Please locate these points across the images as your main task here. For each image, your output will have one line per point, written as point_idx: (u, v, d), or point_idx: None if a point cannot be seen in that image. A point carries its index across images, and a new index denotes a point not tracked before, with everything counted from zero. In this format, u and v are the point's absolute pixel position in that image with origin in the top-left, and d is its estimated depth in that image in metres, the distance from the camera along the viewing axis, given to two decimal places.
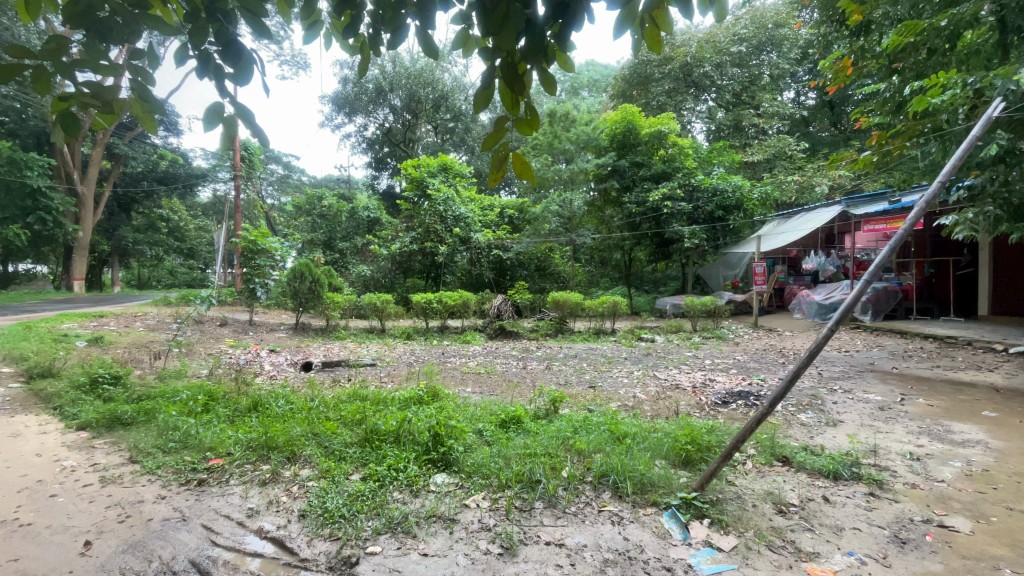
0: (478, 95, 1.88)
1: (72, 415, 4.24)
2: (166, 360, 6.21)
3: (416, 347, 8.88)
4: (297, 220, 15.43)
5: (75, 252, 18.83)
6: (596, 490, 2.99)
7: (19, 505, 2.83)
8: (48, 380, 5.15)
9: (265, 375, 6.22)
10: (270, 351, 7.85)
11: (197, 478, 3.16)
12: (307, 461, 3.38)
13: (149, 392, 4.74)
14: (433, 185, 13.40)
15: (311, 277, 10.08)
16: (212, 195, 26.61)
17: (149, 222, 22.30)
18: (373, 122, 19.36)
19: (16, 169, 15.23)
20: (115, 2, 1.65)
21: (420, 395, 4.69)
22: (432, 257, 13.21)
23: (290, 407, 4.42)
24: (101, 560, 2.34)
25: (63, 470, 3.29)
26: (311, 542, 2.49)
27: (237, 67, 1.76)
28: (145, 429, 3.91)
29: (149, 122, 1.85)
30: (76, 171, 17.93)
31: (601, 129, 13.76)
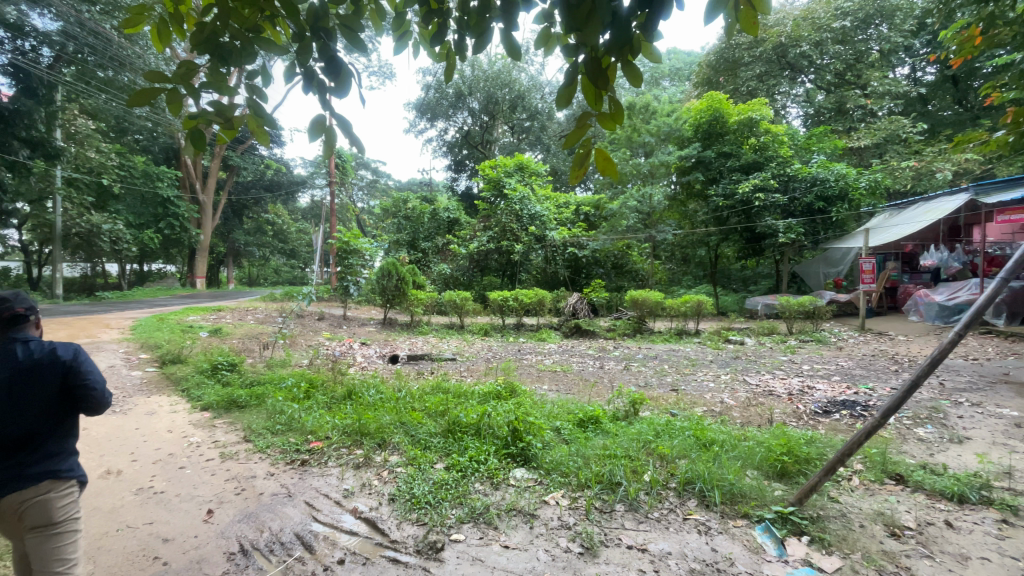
0: (560, 93, 1.86)
1: (197, 396, 4.84)
2: (272, 350, 6.87)
3: (494, 344, 9.07)
4: (384, 223, 16.36)
5: (199, 254, 21.39)
6: (681, 496, 2.88)
7: (154, 475, 3.28)
8: (178, 365, 5.92)
9: (358, 366, 6.68)
10: (362, 344, 8.41)
11: (300, 459, 3.48)
12: (396, 447, 3.59)
13: (259, 378, 5.29)
14: (510, 185, 13.59)
15: (398, 275, 10.63)
16: (310, 200, 29.03)
17: (258, 226, 24.80)
18: (452, 126, 20.05)
19: (150, 181, 17.76)
20: (233, 28, 1.84)
21: (498, 390, 4.79)
22: (509, 255, 13.40)
23: (379, 396, 4.72)
24: (220, 527, 2.64)
25: (190, 446, 3.76)
26: (400, 524, 2.64)
27: (337, 80, 1.88)
28: (257, 412, 4.37)
29: (262, 135, 2.04)
30: (198, 181, 20.37)
31: (684, 120, 13.11)
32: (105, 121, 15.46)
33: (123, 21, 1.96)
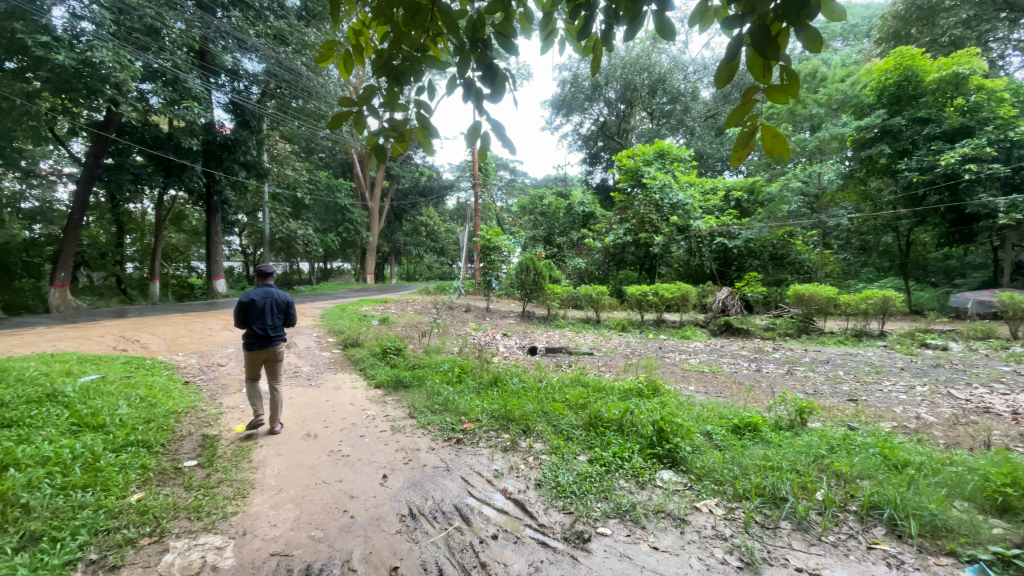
0: (717, 73, 1.67)
1: (371, 375, 5.59)
2: (429, 338, 7.61)
3: (633, 339, 8.84)
4: (521, 219, 16.85)
5: (367, 253, 24.49)
6: (865, 523, 2.48)
7: (342, 440, 3.87)
8: (356, 348, 6.92)
9: (502, 355, 7.06)
10: (504, 335, 8.86)
11: (455, 437, 3.81)
12: (540, 435, 3.72)
13: (420, 362, 5.92)
14: (649, 174, 13.04)
15: (535, 269, 10.82)
16: (455, 202, 31.42)
17: (413, 227, 27.58)
18: (588, 119, 19.98)
19: (330, 192, 20.86)
20: (405, 51, 2.06)
21: (640, 388, 4.65)
22: (648, 248, 12.92)
23: (523, 384, 4.95)
24: (393, 491, 3.02)
25: (367, 418, 4.36)
26: (548, 510, 2.74)
27: (494, 86, 1.97)
28: (419, 392, 4.90)
29: (428, 145, 2.23)
30: (366, 190, 23.38)
31: (862, 84, 11.13)
32: (297, 144, 18.56)
33: (319, 57, 2.27)
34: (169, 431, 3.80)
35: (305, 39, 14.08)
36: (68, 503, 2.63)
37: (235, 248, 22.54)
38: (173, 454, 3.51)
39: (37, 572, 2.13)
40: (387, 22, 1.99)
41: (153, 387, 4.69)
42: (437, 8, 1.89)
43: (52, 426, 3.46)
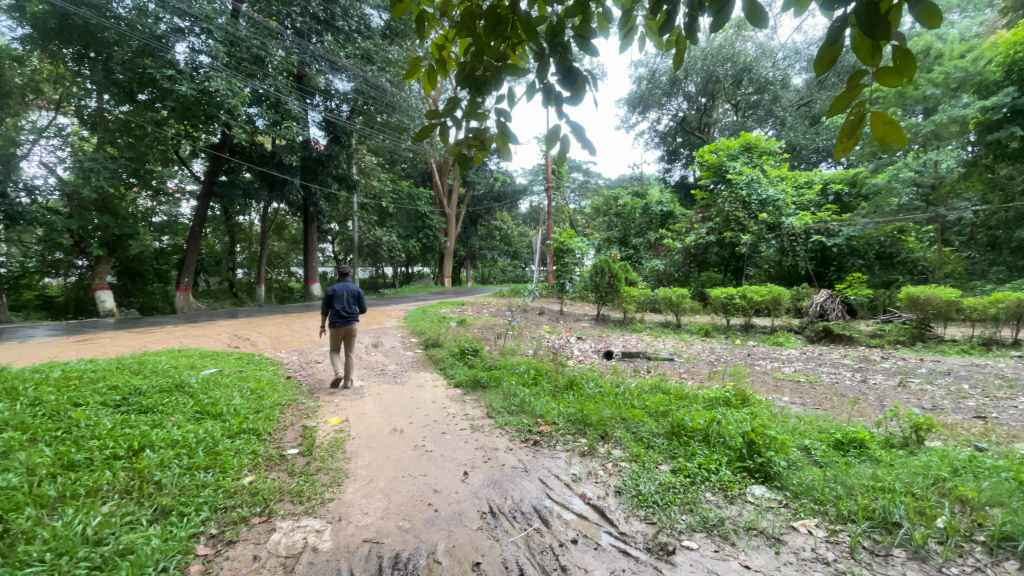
0: (816, 59, 1.51)
1: (451, 375, 5.80)
2: (504, 340, 7.74)
3: (717, 345, 8.39)
4: (596, 221, 16.63)
5: (445, 257, 25.37)
6: (994, 555, 2.14)
7: (425, 436, 4.05)
8: (436, 348, 7.20)
9: (577, 359, 7.01)
10: (579, 338, 8.77)
11: (532, 438, 3.84)
12: (618, 442, 3.64)
13: (496, 363, 6.03)
14: (734, 169, 12.37)
15: (610, 272, 10.61)
16: (529, 205, 31.70)
17: (488, 231, 28.17)
18: (666, 115, 19.33)
19: (411, 200, 21.90)
20: (486, 61, 2.11)
21: (727, 397, 4.39)
22: (733, 248, 12.20)
23: (600, 388, 4.87)
24: (474, 488, 3.10)
25: (449, 415, 4.53)
26: (628, 518, 2.68)
27: (574, 89, 1.97)
28: (496, 392, 5.00)
29: (508, 151, 2.25)
30: (444, 197, 24.28)
31: (990, 58, 9.73)
32: (382, 156, 19.72)
33: (405, 74, 2.40)
34: (274, 421, 4.20)
35: (389, 57, 14.91)
36: (192, 482, 2.99)
37: (328, 254, 24.41)
38: (278, 442, 3.86)
39: (168, 542, 2.44)
40: (469, 35, 2.05)
41: (261, 380, 5.23)
42: (518, 15, 1.91)
43: (181, 412, 3.95)
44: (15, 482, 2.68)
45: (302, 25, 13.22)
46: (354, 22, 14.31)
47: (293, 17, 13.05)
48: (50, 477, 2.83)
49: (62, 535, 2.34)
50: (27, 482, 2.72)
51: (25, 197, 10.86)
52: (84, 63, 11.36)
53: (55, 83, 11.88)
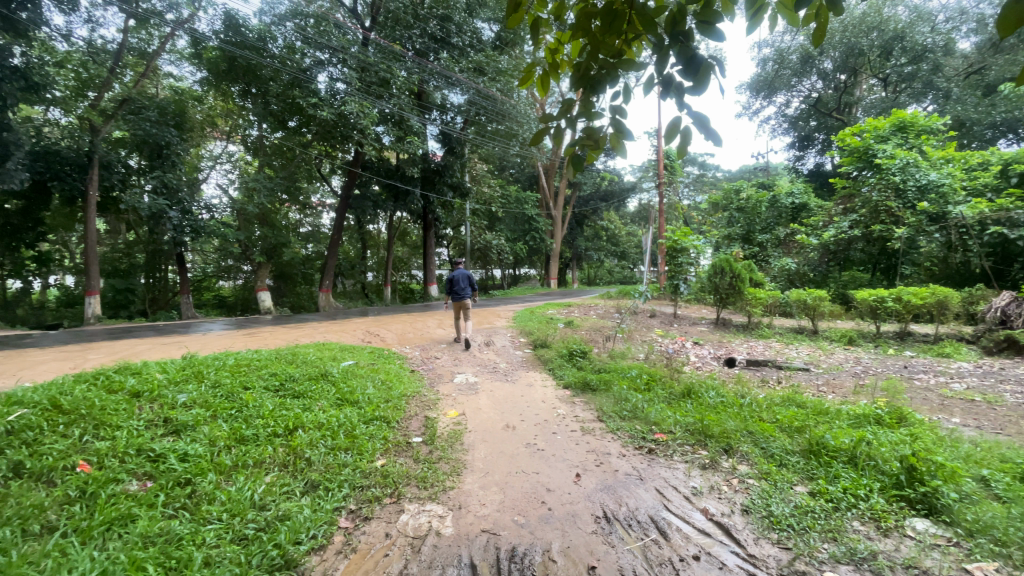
0: (996, 20, 1.23)
1: (560, 376, 5.82)
2: (614, 343, 7.58)
3: (863, 355, 7.33)
4: (715, 217, 15.58)
5: (551, 258, 25.51)
6: None
7: (535, 434, 4.11)
8: (544, 348, 7.28)
9: (693, 365, 6.61)
10: (695, 343, 8.25)
11: (647, 446, 3.71)
12: (745, 457, 3.36)
13: (606, 366, 5.93)
14: (884, 153, 10.79)
15: (732, 272, 9.79)
16: (639, 204, 30.70)
17: (595, 232, 27.81)
18: (797, 97, 17.43)
19: (519, 204, 22.41)
20: (600, 59, 2.09)
21: (879, 415, 3.82)
22: (883, 243, 10.55)
23: (722, 399, 4.53)
24: (586, 491, 3.08)
25: (559, 416, 4.55)
26: (757, 540, 2.46)
27: (697, 78, 1.84)
28: (606, 396, 4.92)
29: (622, 149, 2.17)
30: (552, 199, 24.48)
31: None
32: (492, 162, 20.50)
33: (519, 81, 2.46)
34: (401, 410, 4.57)
35: (499, 66, 15.39)
36: (334, 461, 3.38)
37: (443, 258, 25.96)
38: (405, 430, 4.20)
39: (317, 512, 2.79)
40: (584, 35, 2.05)
41: (389, 373, 5.74)
42: (635, 7, 1.85)
43: (325, 398, 4.48)
44: (201, 452, 3.26)
45: (421, 45, 14.40)
46: (468, 37, 15.05)
47: (412, 38, 14.31)
48: (226, 449, 3.38)
49: (236, 498, 2.80)
50: (210, 452, 3.29)
51: (207, 214, 13.25)
52: (247, 98, 13.38)
53: (227, 118, 14.24)
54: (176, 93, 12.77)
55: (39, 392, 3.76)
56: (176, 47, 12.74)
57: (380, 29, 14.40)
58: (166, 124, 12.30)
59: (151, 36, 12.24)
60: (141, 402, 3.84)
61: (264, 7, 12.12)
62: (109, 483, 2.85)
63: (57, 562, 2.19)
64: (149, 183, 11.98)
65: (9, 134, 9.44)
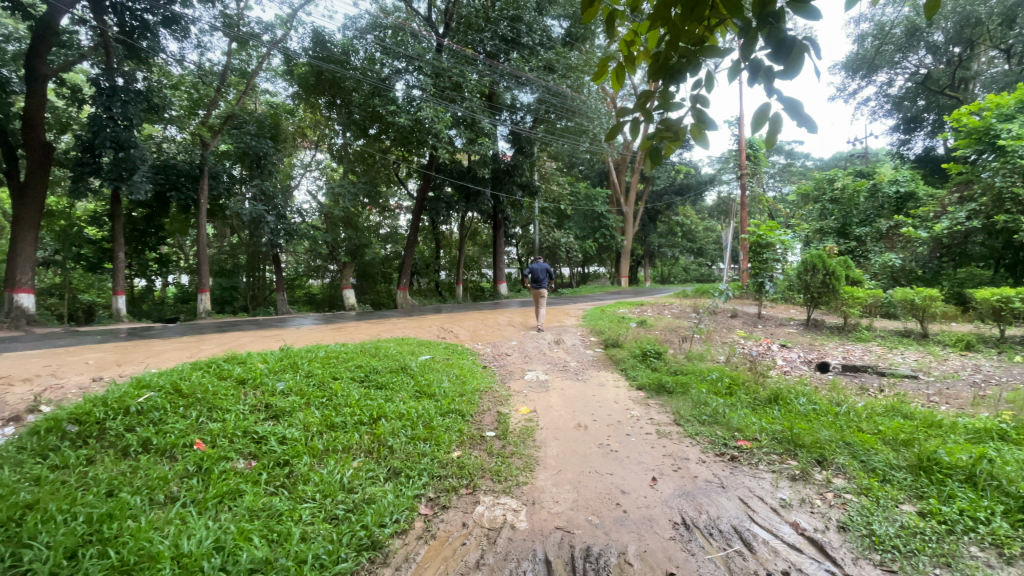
0: None
1: (633, 377, 5.68)
2: (691, 343, 7.27)
3: (985, 362, 6.44)
4: (804, 209, 14.43)
5: (623, 256, 24.89)
6: None
7: (609, 435, 4.04)
8: (617, 348, 7.13)
9: (781, 370, 6.16)
10: (782, 346, 7.69)
11: (729, 453, 3.53)
12: (841, 470, 3.09)
13: (683, 368, 5.70)
14: (1011, 132, 9.42)
15: (825, 269, 9.01)
16: (717, 198, 29.18)
17: (670, 228, 26.79)
18: (902, 75, 15.58)
19: (589, 201, 22.10)
20: (681, 48, 2.01)
21: (1005, 430, 3.36)
22: (1010, 235, 9.22)
23: (814, 407, 4.19)
24: (664, 496, 2.98)
25: (632, 418, 4.44)
26: (856, 560, 2.26)
27: (788, 61, 1.70)
28: (684, 399, 4.73)
29: (702, 140, 2.07)
30: (623, 195, 23.89)
31: None
32: (561, 160, 20.41)
33: (593, 75, 2.42)
34: (475, 404, 4.69)
35: (569, 62, 15.19)
36: (414, 450, 3.54)
37: (513, 257, 26.20)
38: (479, 423, 4.31)
39: (399, 497, 2.95)
40: (663, 25, 1.98)
41: (463, 368, 5.91)
42: None
43: (405, 390, 4.71)
44: (297, 436, 3.55)
45: (492, 47, 14.71)
46: (538, 36, 15.08)
47: (483, 42, 14.65)
48: (319, 434, 3.66)
49: (327, 480, 3.03)
50: (305, 436, 3.58)
51: (299, 217, 14.43)
52: (333, 109, 14.44)
53: (315, 128, 15.35)
54: (273, 107, 14.13)
55: (164, 377, 4.30)
56: (272, 65, 13.86)
57: (453, 34, 14.86)
58: (263, 137, 13.48)
59: (251, 57, 13.41)
60: (246, 389, 4.27)
61: (347, 22, 12.98)
62: (221, 460, 3.20)
63: (177, 528, 2.50)
64: (250, 191, 13.20)
65: (136, 150, 10.83)
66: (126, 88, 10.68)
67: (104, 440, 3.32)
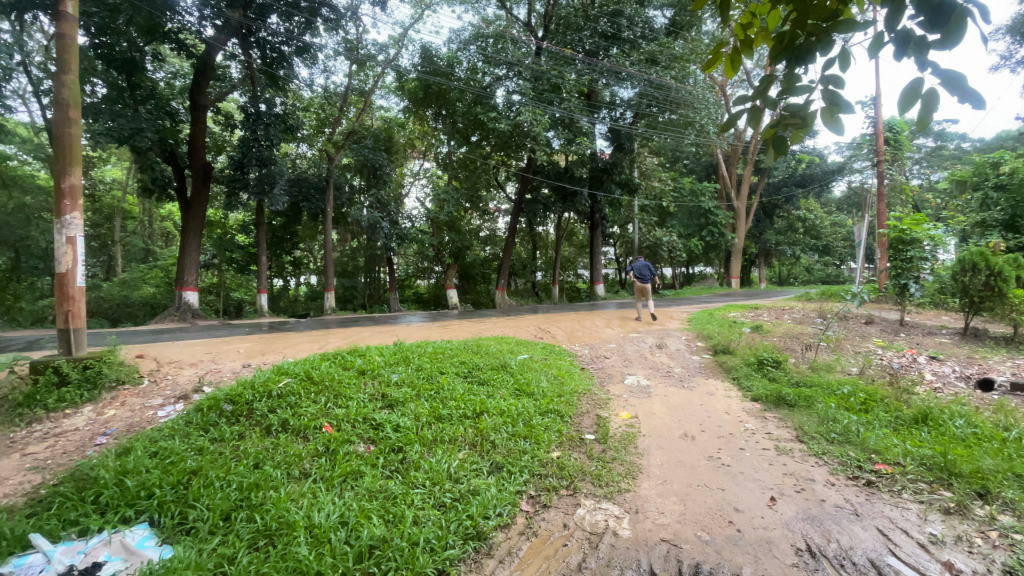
0: None
1: (747, 387, 5.25)
2: (815, 352, 6.54)
3: None
4: (961, 199, 12.29)
5: (733, 255, 23.16)
6: None
7: (720, 448, 3.78)
8: (727, 355, 6.65)
9: (930, 386, 5.30)
10: (932, 358, 6.62)
11: (864, 477, 3.12)
12: (1011, 506, 2.60)
13: (806, 380, 5.16)
14: None
15: (989, 269, 7.58)
16: (846, 189, 25.96)
17: (789, 224, 24.38)
18: None
19: (695, 197, 20.90)
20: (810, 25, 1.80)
21: None
22: None
23: (975, 431, 3.56)
24: (784, 518, 2.73)
25: (746, 431, 4.12)
26: None
27: (947, 30, 1.45)
28: (808, 414, 4.28)
29: (833, 127, 1.85)
30: (733, 189, 22.22)
31: None
32: (663, 155, 19.56)
33: (704, 66, 2.27)
34: (574, 405, 4.66)
35: (674, 52, 14.34)
36: (515, 447, 3.62)
37: (612, 257, 25.66)
38: (578, 425, 4.28)
39: (502, 492, 3.04)
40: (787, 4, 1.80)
41: (561, 368, 5.93)
42: None
43: (506, 387, 4.85)
44: (409, 424, 3.81)
45: (591, 45, 14.61)
46: (639, 29, 14.60)
47: (583, 40, 14.63)
48: (428, 423, 3.91)
49: (436, 468, 3.22)
50: (415, 425, 3.84)
51: (408, 223, 15.52)
52: (439, 119, 15.37)
53: (423, 139, 16.43)
54: (387, 121, 15.50)
55: (300, 365, 4.86)
56: (386, 83, 15.06)
57: (552, 36, 15.07)
58: (379, 149, 14.66)
59: (368, 77, 14.53)
60: (365, 379, 4.68)
61: (452, 36, 13.80)
62: (345, 443, 3.54)
63: (309, 501, 2.83)
64: (367, 200, 14.49)
65: (274, 167, 12.41)
66: (268, 112, 12.26)
67: (253, 418, 3.86)
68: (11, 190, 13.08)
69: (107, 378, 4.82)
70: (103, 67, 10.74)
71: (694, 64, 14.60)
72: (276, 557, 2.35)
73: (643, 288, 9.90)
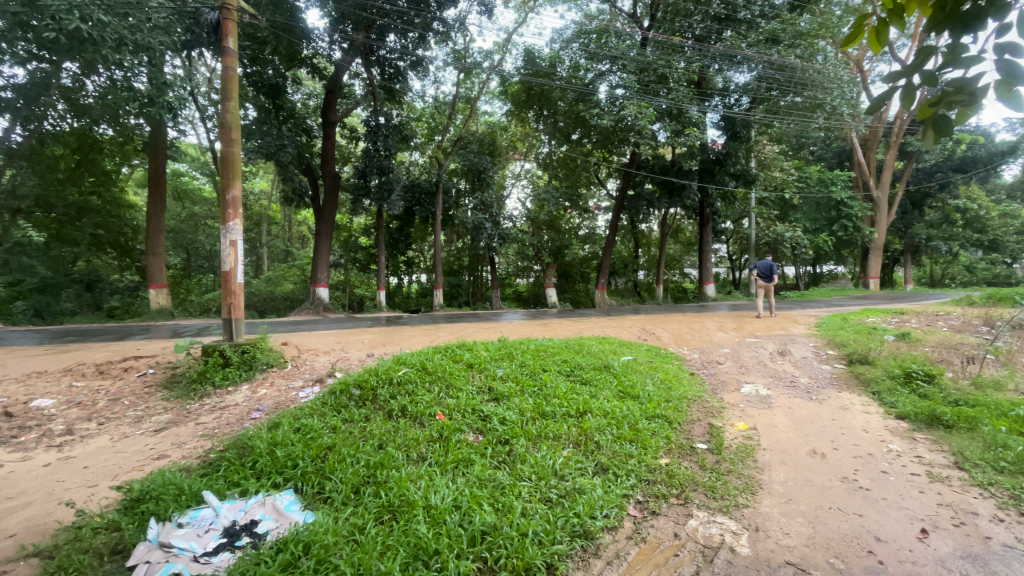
0: None
1: (890, 403, 4.61)
2: (981, 367, 5.54)
3: None
4: None
5: (871, 252, 20.33)
6: None
7: (857, 469, 3.38)
8: (865, 366, 5.90)
9: None
10: None
11: None
12: None
13: (969, 399, 4.40)
14: None
15: None
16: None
17: (945, 215, 20.78)
18: None
19: (824, 187, 18.72)
20: None
21: None
22: None
23: None
24: (938, 554, 2.39)
25: (890, 452, 3.63)
26: None
27: None
28: (970, 438, 3.66)
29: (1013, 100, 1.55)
30: (872, 177, 19.51)
31: None
32: (785, 142, 17.80)
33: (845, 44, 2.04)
34: (683, 412, 4.47)
35: (799, 28, 12.94)
36: (620, 450, 3.57)
37: (724, 255, 23.91)
38: (688, 433, 4.09)
39: (608, 493, 3.02)
40: None
41: (668, 372, 5.70)
42: None
43: (609, 389, 4.80)
44: (515, 418, 3.95)
45: (702, 30, 13.79)
46: (757, 8, 13.47)
47: (693, 26, 13.87)
48: (532, 418, 4.02)
49: (541, 464, 3.30)
50: (521, 419, 3.96)
51: (510, 223, 15.94)
52: (541, 119, 15.61)
53: (525, 140, 16.71)
54: (491, 125, 16.06)
55: (416, 357, 5.26)
56: (490, 89, 15.64)
57: (659, 24, 14.50)
58: (484, 154, 15.19)
59: (475, 84, 15.17)
60: (473, 372, 4.93)
61: (554, 36, 13.88)
62: (456, 431, 3.77)
63: (426, 482, 3.07)
64: (473, 202, 15.13)
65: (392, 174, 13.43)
66: (386, 124, 13.35)
67: (376, 402, 4.26)
68: (184, 203, 16.20)
69: (259, 361, 5.63)
70: (254, 93, 12.62)
71: (824, 39, 13.06)
72: (399, 531, 2.60)
73: (765, 287, 9.16)
